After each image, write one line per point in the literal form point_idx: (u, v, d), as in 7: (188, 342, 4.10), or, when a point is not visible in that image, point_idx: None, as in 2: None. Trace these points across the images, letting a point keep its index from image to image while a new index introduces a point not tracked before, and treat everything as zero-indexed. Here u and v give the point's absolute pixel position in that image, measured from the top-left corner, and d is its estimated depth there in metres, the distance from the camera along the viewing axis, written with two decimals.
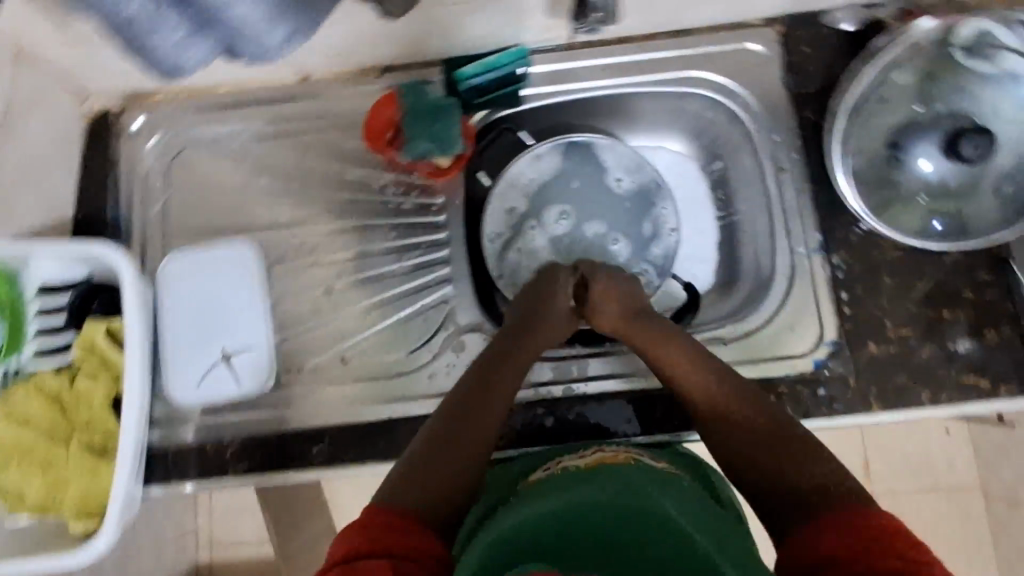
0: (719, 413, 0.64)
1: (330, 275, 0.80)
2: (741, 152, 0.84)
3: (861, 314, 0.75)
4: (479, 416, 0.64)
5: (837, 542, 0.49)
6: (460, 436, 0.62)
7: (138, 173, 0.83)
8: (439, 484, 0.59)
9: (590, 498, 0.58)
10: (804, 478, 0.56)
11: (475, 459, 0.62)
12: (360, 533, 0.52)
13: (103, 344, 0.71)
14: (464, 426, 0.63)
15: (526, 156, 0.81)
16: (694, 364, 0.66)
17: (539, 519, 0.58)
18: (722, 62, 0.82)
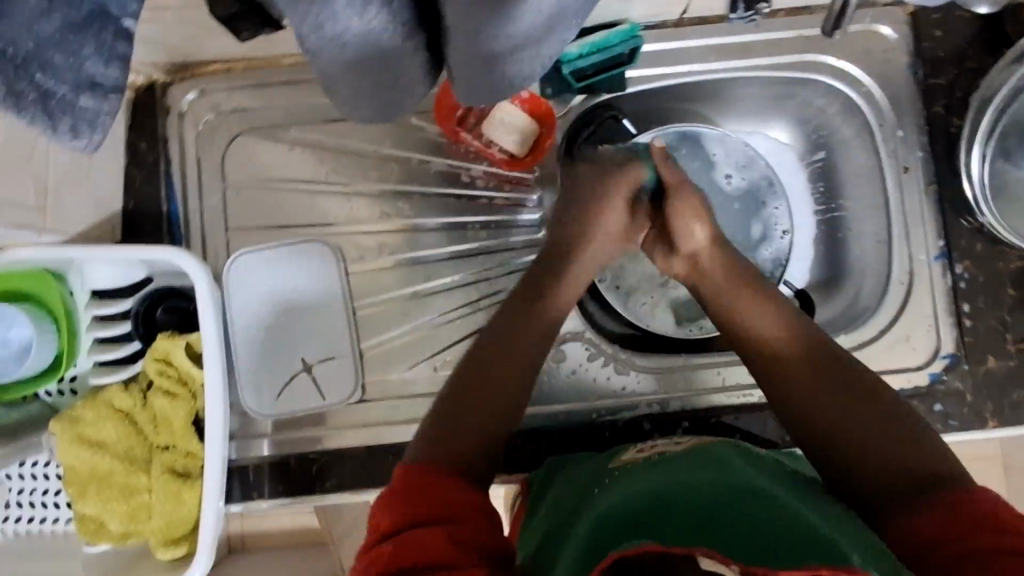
0: (814, 410, 0.55)
1: (412, 276, 0.73)
2: (853, 145, 0.78)
3: (981, 328, 0.72)
4: (505, 351, 0.59)
5: (939, 517, 0.46)
6: (488, 380, 0.57)
7: (191, 159, 0.73)
8: (474, 437, 0.54)
9: (692, 476, 0.51)
10: (883, 441, 0.51)
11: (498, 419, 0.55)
12: (399, 500, 0.47)
13: (179, 360, 0.64)
14: (497, 369, 0.57)
15: (631, 148, 0.75)
16: (770, 309, 0.60)
17: (625, 504, 0.51)
18: (846, 45, 0.74)
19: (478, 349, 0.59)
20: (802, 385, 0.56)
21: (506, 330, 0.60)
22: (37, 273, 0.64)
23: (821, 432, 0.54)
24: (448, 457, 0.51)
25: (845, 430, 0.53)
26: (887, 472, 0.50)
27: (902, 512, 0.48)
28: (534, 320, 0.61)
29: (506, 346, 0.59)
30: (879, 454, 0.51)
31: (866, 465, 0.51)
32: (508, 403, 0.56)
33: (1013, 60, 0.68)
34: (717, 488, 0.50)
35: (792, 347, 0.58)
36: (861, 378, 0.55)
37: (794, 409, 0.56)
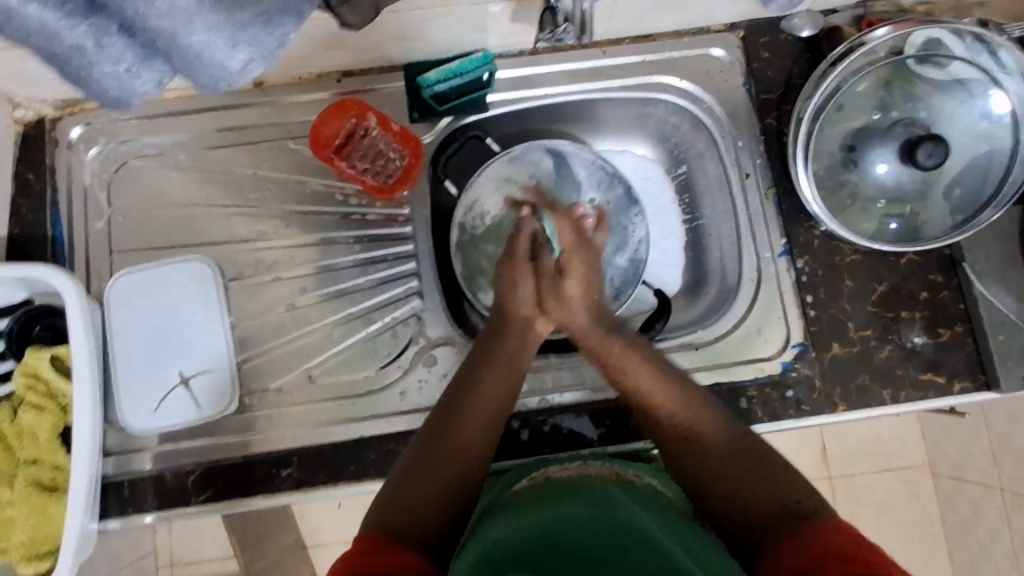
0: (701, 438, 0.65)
1: (291, 289, 0.78)
2: (706, 156, 0.85)
3: (825, 318, 0.77)
4: (474, 389, 0.69)
5: (806, 547, 0.53)
6: (460, 431, 0.66)
7: (77, 188, 0.77)
8: (442, 482, 0.64)
9: (573, 513, 0.66)
10: (759, 483, 0.61)
11: (468, 453, 0.66)
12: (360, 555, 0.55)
13: (47, 374, 0.66)
14: (463, 428, 0.67)
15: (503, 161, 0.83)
16: (647, 370, 0.70)
17: (520, 533, 0.65)
18: (686, 67, 0.82)
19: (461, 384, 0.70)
20: (715, 458, 0.64)
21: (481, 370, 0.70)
22: None
23: (714, 497, 0.62)
24: (389, 525, 0.59)
25: (726, 481, 0.62)
26: (760, 508, 0.59)
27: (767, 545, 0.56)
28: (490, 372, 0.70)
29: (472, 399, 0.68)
30: (755, 498, 0.60)
31: (742, 507, 0.60)
32: (467, 468, 0.65)
33: (825, 75, 0.75)
34: (603, 526, 0.65)
35: (688, 403, 0.67)
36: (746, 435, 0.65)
37: (698, 470, 0.64)
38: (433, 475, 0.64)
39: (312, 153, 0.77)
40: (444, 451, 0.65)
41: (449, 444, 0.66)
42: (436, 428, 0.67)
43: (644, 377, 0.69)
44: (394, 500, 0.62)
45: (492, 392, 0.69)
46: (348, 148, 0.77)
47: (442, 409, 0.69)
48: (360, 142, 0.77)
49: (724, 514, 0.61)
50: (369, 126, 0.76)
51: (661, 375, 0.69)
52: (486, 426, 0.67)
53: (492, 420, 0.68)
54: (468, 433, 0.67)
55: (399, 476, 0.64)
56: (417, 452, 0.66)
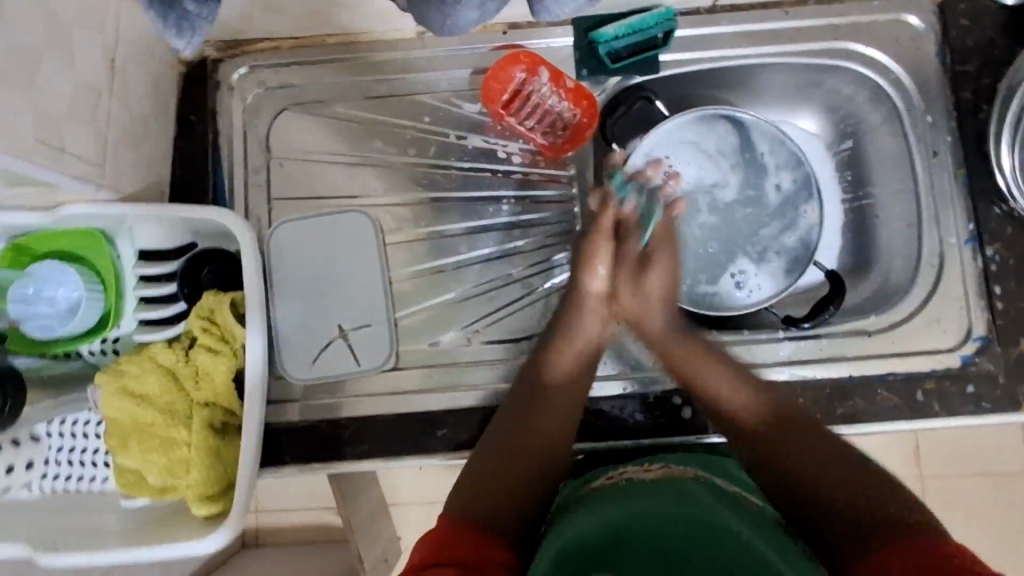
0: (775, 461, 0.62)
1: (446, 248, 0.76)
2: (881, 132, 0.80)
3: (1013, 311, 0.72)
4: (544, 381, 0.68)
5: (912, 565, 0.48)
6: (529, 424, 0.66)
7: (238, 133, 0.76)
8: (516, 476, 0.63)
9: (644, 510, 0.59)
10: (837, 485, 0.57)
11: (540, 446, 0.65)
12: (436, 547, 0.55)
13: (222, 317, 0.65)
14: (533, 421, 0.66)
15: (693, 121, 0.80)
16: (728, 379, 0.67)
17: (597, 530, 0.58)
18: (874, 34, 0.77)
19: (529, 376, 0.70)
20: (801, 457, 0.61)
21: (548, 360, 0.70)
22: (90, 234, 0.68)
23: (811, 495, 0.58)
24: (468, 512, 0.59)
25: (805, 472, 0.60)
26: (862, 511, 0.55)
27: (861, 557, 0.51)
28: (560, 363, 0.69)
29: (541, 390, 0.68)
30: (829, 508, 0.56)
31: (837, 510, 0.56)
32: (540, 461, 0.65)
33: None
34: (677, 522, 0.58)
35: (766, 421, 0.65)
36: (831, 444, 0.61)
37: (787, 475, 0.60)
38: (505, 470, 0.64)
39: (481, 106, 0.75)
40: (513, 448, 0.65)
41: (520, 437, 0.65)
42: (506, 420, 0.67)
43: (722, 383, 0.67)
44: (468, 498, 0.61)
45: (563, 386, 0.68)
46: (519, 102, 0.74)
47: (513, 399, 0.69)
48: (530, 96, 0.74)
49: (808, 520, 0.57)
50: (541, 79, 0.73)
51: (746, 388, 0.67)
52: (559, 421, 0.67)
53: (563, 412, 0.67)
54: (537, 433, 0.66)
55: (469, 472, 0.64)
56: (490, 446, 0.66)
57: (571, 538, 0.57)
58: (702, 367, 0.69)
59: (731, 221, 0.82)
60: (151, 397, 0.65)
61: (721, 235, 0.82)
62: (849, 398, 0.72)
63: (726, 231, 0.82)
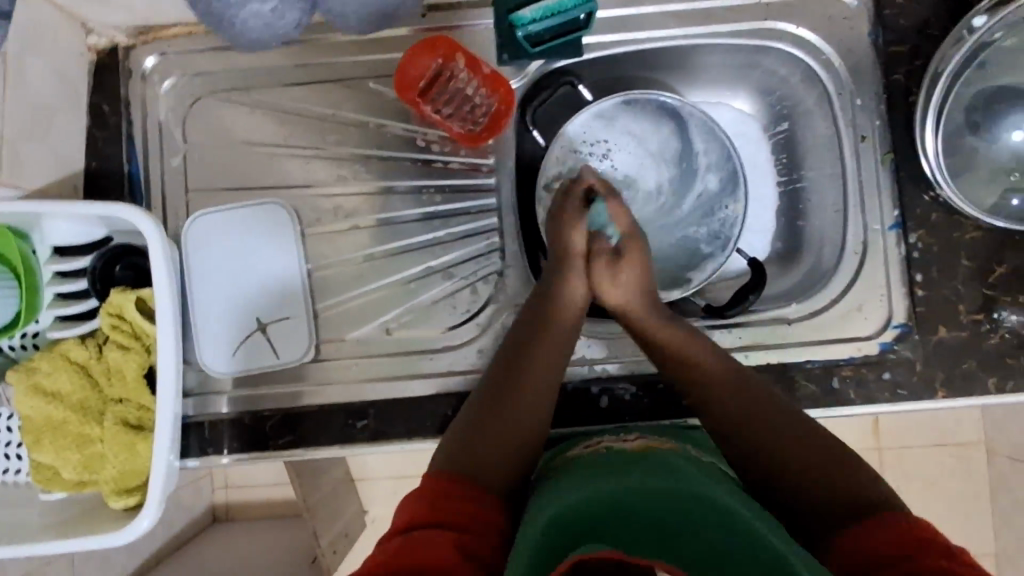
0: (764, 456, 0.60)
1: (368, 239, 0.75)
2: (815, 114, 0.79)
3: (934, 298, 0.71)
4: (538, 340, 0.67)
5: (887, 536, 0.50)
6: (521, 379, 0.65)
7: (153, 123, 0.75)
8: (502, 437, 0.62)
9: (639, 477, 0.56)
10: (811, 449, 0.59)
11: (529, 407, 0.64)
12: (423, 506, 0.55)
13: (132, 314, 0.66)
14: (525, 378, 0.65)
15: (648, 115, 0.80)
16: (711, 357, 0.66)
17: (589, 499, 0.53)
18: (806, 13, 0.74)
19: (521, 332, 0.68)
20: (783, 454, 0.59)
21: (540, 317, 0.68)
22: None
23: (796, 483, 0.58)
24: (463, 466, 0.59)
25: (801, 461, 0.59)
26: (839, 492, 0.55)
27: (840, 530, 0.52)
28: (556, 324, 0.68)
29: (533, 349, 0.66)
30: (792, 467, 0.58)
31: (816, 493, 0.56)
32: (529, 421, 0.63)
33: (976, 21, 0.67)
34: (677, 501, 0.54)
35: (746, 404, 0.63)
36: (817, 443, 0.59)
37: (776, 476, 0.59)
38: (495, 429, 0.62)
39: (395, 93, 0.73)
40: (508, 406, 0.63)
41: (511, 394, 0.64)
42: (499, 375, 0.66)
43: (706, 365, 0.66)
44: (460, 457, 0.60)
45: (556, 345, 0.67)
46: (436, 89, 0.72)
47: (505, 357, 0.67)
48: (449, 82, 0.72)
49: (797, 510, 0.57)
50: (457, 66, 0.71)
51: (730, 371, 0.65)
52: (548, 380, 0.65)
53: (553, 372, 0.66)
54: (529, 408, 0.63)
55: (459, 436, 0.62)
56: (481, 402, 0.64)
57: (556, 514, 0.52)
58: (683, 344, 0.67)
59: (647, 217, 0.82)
60: (65, 395, 0.65)
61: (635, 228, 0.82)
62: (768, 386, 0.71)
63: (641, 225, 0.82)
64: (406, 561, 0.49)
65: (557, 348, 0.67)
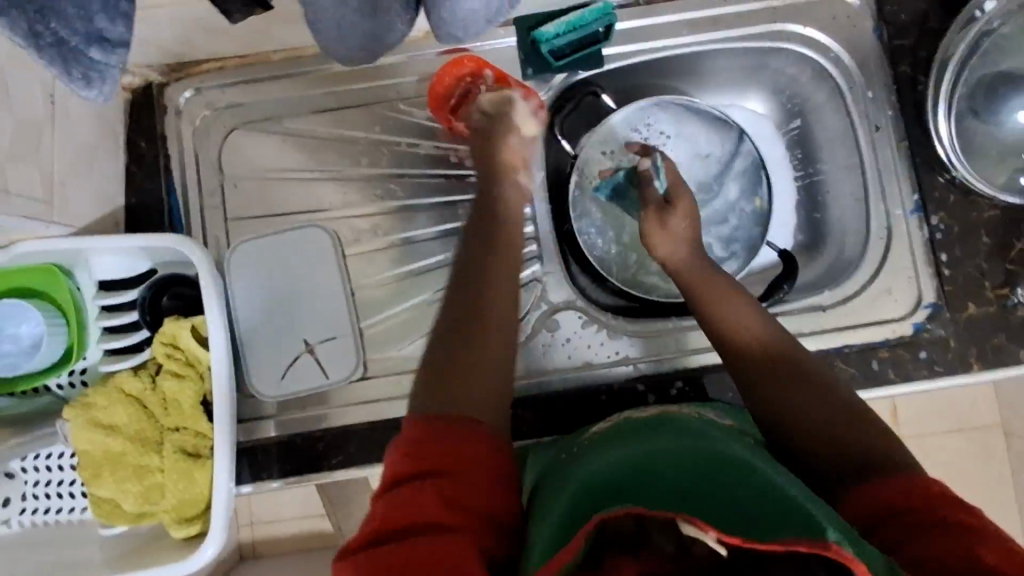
0: (781, 406, 0.59)
1: (406, 256, 0.77)
2: (826, 110, 0.82)
3: (959, 276, 0.74)
4: (489, 261, 0.63)
5: (892, 495, 0.49)
6: (472, 305, 0.60)
7: (189, 155, 0.76)
8: (481, 378, 0.56)
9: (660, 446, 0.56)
10: (843, 419, 0.56)
11: (499, 346, 0.58)
12: (407, 455, 0.50)
13: (185, 342, 0.66)
14: (479, 309, 0.60)
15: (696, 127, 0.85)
16: (751, 313, 0.65)
17: (618, 467, 0.54)
18: (812, 14, 0.78)
19: (465, 265, 0.63)
20: (809, 403, 0.58)
21: (488, 250, 0.64)
22: (48, 268, 0.67)
23: (811, 438, 0.56)
24: (437, 407, 0.53)
25: (819, 422, 0.57)
26: (849, 449, 0.54)
27: (847, 488, 0.52)
28: (507, 240, 0.65)
29: (483, 275, 0.62)
30: (807, 426, 0.57)
31: (825, 452, 0.55)
32: (497, 349, 0.58)
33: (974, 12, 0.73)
34: (703, 462, 0.54)
35: (781, 357, 0.62)
36: (842, 394, 0.58)
37: (790, 422, 0.58)
38: (466, 371, 0.56)
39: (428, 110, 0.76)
40: (471, 342, 0.58)
41: (475, 327, 0.59)
42: (450, 304, 0.61)
43: (744, 313, 0.65)
44: (433, 406, 0.53)
45: (507, 271, 0.63)
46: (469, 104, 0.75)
47: (457, 284, 0.62)
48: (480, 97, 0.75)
49: (799, 454, 0.57)
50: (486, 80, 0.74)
51: (767, 321, 0.65)
52: (506, 303, 0.61)
53: (508, 292, 0.62)
54: (486, 350, 0.58)
55: (426, 377, 0.56)
56: (439, 339, 0.59)
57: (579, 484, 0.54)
58: (723, 300, 0.67)
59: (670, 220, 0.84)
60: (122, 426, 0.66)
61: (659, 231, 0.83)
62: None
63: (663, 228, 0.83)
64: (405, 519, 0.46)
65: (508, 281, 0.62)
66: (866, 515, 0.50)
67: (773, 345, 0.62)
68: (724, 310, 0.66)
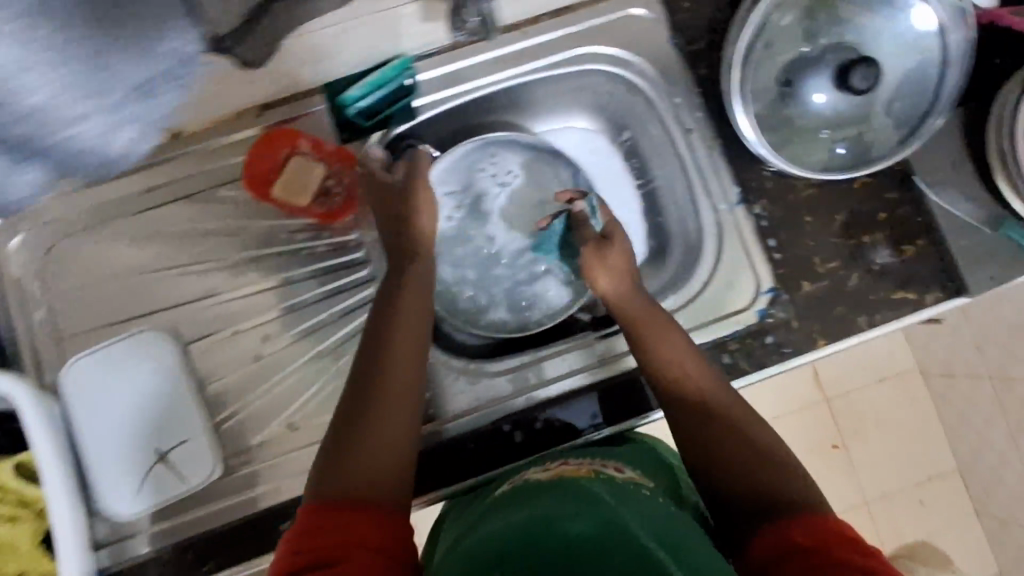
0: (716, 441, 0.61)
1: (256, 340, 0.76)
2: (645, 120, 0.84)
3: (790, 258, 0.77)
4: (392, 340, 0.64)
5: (805, 534, 0.50)
6: (385, 382, 0.61)
7: (11, 281, 0.73)
8: (382, 448, 0.58)
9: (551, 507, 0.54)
10: (757, 462, 0.58)
11: (403, 413, 0.61)
12: (304, 540, 0.50)
13: (12, 484, 0.63)
14: (393, 382, 0.62)
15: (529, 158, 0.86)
16: (688, 352, 0.66)
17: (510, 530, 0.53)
18: (611, 34, 0.80)
19: (365, 341, 0.65)
20: (736, 444, 0.60)
21: (388, 320, 0.65)
22: None
23: (732, 481, 0.58)
24: (350, 488, 0.55)
25: (749, 459, 0.59)
26: (777, 490, 0.56)
27: (769, 524, 0.53)
28: (410, 309, 0.66)
29: (374, 351, 0.63)
30: (734, 478, 0.58)
31: (743, 497, 0.57)
32: (406, 429, 0.60)
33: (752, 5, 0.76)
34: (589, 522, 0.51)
35: (709, 397, 0.63)
36: (765, 436, 0.61)
37: (696, 466, 0.60)
38: (369, 443, 0.58)
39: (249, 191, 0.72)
40: (372, 418, 0.59)
41: (384, 396, 0.61)
42: (365, 380, 0.62)
43: (681, 350, 0.66)
44: (341, 488, 0.55)
45: (417, 348, 0.64)
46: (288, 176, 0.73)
47: (362, 361, 0.63)
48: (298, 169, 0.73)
49: (723, 492, 0.58)
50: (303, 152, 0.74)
51: (703, 362, 0.66)
52: (413, 378, 0.63)
53: (418, 378, 0.63)
54: (382, 443, 0.59)
55: (327, 458, 0.58)
56: (344, 414, 0.60)
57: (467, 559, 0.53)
58: (651, 339, 0.68)
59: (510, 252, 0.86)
60: None
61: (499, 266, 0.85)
62: None
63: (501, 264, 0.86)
64: None
65: (411, 361, 0.63)
66: (768, 551, 0.51)
67: (706, 400, 0.63)
68: (651, 347, 0.67)
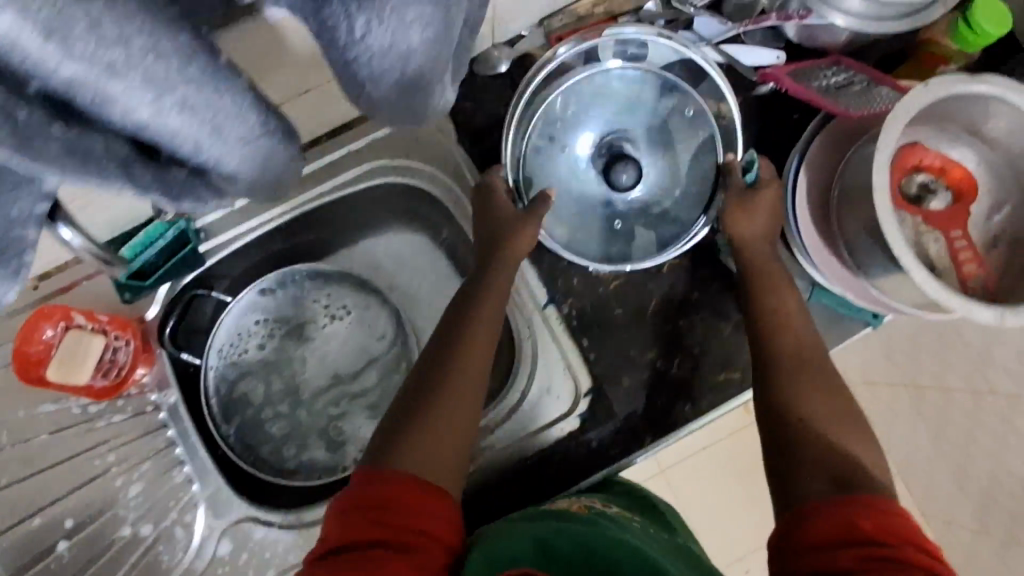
0: (805, 401, 0.59)
1: (59, 528, 0.70)
2: (448, 226, 0.80)
3: (605, 354, 0.75)
4: (462, 332, 0.63)
5: (854, 515, 0.47)
6: (450, 377, 0.60)
7: None
8: (435, 453, 0.56)
9: (561, 526, 0.50)
10: (836, 425, 0.57)
11: (458, 411, 0.59)
12: (349, 515, 0.50)
13: None
14: (462, 375, 0.60)
15: (336, 283, 0.83)
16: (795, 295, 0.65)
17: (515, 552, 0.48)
18: (395, 142, 0.76)
19: (449, 322, 0.65)
20: (825, 399, 0.59)
21: (469, 316, 0.64)
22: None
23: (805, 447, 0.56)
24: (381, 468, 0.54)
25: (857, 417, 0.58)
26: (817, 464, 0.53)
27: (803, 497, 0.51)
28: (491, 300, 0.66)
29: (477, 334, 0.63)
30: (802, 457, 0.55)
31: (826, 462, 0.54)
32: (453, 428, 0.58)
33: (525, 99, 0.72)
34: (607, 546, 0.48)
35: (801, 357, 0.62)
36: (838, 393, 0.60)
37: (815, 420, 0.57)
38: (424, 440, 0.56)
39: (13, 363, 0.67)
40: (433, 411, 0.58)
41: (444, 387, 0.60)
42: (433, 367, 0.61)
43: (794, 303, 0.65)
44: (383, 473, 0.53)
45: (487, 345, 0.63)
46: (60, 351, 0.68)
47: (426, 360, 0.63)
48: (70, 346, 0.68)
49: (781, 460, 0.56)
50: (84, 323, 0.69)
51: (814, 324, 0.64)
52: (474, 373, 0.61)
53: (481, 372, 0.62)
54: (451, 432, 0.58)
55: (378, 441, 0.57)
56: (400, 404, 0.60)
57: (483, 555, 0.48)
58: (781, 282, 0.66)
59: (320, 385, 0.81)
60: None
61: (308, 404, 0.81)
62: (480, 501, 0.73)
63: (312, 401, 0.81)
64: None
65: (478, 360, 0.62)
66: (810, 534, 0.48)
67: (816, 350, 0.63)
68: (782, 290, 0.66)
